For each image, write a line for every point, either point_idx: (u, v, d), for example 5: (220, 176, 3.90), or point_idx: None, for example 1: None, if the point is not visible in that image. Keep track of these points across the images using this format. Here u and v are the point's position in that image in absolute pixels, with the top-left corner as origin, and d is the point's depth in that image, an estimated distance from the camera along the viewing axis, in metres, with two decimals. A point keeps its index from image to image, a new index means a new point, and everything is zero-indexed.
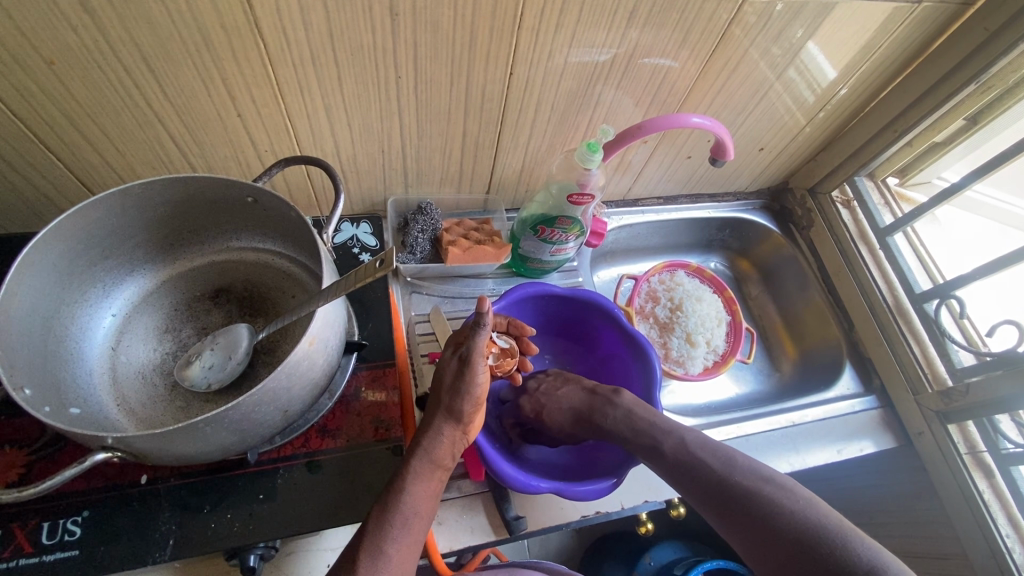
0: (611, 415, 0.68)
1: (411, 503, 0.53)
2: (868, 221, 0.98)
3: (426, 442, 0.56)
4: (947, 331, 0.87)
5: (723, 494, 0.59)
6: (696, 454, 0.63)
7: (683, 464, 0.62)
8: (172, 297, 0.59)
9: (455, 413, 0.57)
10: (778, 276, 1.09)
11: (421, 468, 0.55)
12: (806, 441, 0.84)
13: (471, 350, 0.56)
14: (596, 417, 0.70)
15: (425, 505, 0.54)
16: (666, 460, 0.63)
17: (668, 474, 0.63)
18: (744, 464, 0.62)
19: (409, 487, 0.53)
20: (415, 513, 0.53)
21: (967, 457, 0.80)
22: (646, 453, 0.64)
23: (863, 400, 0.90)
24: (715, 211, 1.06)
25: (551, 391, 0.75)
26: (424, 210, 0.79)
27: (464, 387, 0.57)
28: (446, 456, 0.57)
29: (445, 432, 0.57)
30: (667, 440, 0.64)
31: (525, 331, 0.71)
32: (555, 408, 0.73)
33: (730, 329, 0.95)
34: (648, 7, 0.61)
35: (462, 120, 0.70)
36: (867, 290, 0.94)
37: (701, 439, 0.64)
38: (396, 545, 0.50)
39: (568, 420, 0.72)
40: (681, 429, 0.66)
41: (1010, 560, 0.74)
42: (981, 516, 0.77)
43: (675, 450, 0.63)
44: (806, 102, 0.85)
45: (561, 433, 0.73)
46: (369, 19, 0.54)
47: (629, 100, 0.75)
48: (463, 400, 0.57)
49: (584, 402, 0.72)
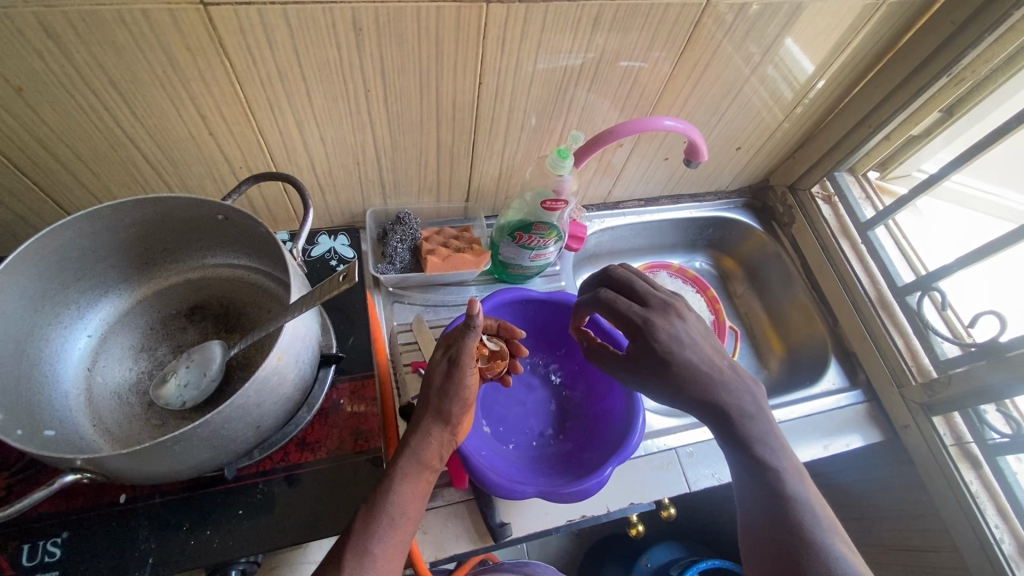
0: (738, 407, 0.59)
1: (398, 503, 0.52)
2: (850, 215, 0.98)
3: (414, 443, 0.56)
4: (931, 322, 0.87)
5: (784, 546, 0.54)
6: (793, 495, 0.56)
7: (773, 495, 0.56)
8: (148, 316, 0.59)
9: (444, 413, 0.57)
10: (763, 273, 1.10)
11: (409, 469, 0.54)
12: (792, 438, 0.84)
13: (460, 351, 0.57)
14: (720, 396, 0.59)
15: (414, 505, 0.53)
16: (760, 479, 0.57)
17: (746, 491, 0.58)
18: (834, 533, 0.54)
19: (397, 487, 0.53)
20: (403, 513, 0.52)
21: (953, 449, 0.80)
22: (745, 461, 0.58)
23: (849, 395, 0.90)
24: (697, 211, 1.06)
25: (681, 337, 0.60)
26: (402, 221, 0.79)
27: (453, 388, 0.57)
28: (435, 457, 0.57)
29: (434, 433, 0.57)
30: (773, 467, 0.57)
31: (515, 335, 0.70)
32: (681, 356, 0.59)
33: (714, 328, 0.94)
34: (613, 13, 0.62)
35: (435, 130, 0.70)
36: (849, 285, 0.94)
37: (804, 484, 0.58)
38: (382, 545, 0.50)
39: (699, 379, 0.59)
40: (792, 466, 0.59)
41: (999, 551, 0.74)
42: (968, 509, 0.77)
43: (772, 480, 0.57)
44: (781, 99, 0.85)
45: (680, 385, 0.59)
46: (333, 35, 0.54)
47: (603, 102, 0.75)
48: (451, 401, 0.57)
49: (723, 375, 0.60)
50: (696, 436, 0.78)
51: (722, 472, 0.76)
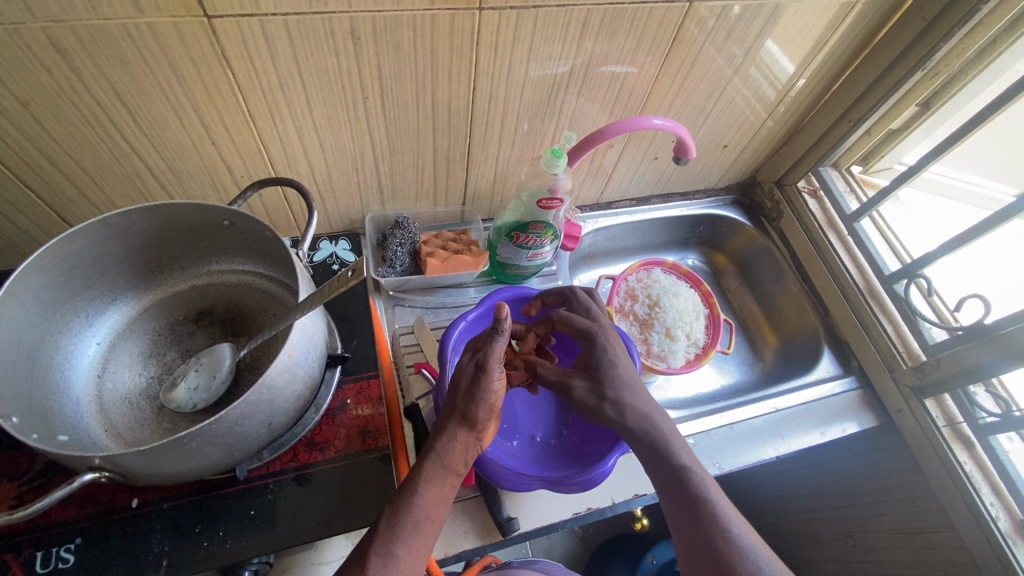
0: (659, 420, 0.63)
1: (422, 507, 0.52)
2: (835, 208, 1.01)
3: (439, 447, 0.55)
4: (918, 309, 0.89)
5: (716, 554, 0.55)
6: (715, 501, 0.58)
7: (697, 504, 0.58)
8: (156, 323, 0.60)
9: (470, 418, 0.56)
10: (754, 268, 1.12)
11: (433, 472, 0.54)
12: (790, 426, 0.86)
13: (487, 357, 0.55)
14: (648, 409, 0.64)
15: (437, 509, 0.53)
16: (683, 491, 0.59)
17: (673, 508, 0.59)
18: (753, 536, 0.57)
19: (421, 491, 0.53)
20: (427, 517, 0.52)
21: (946, 430, 0.82)
22: (670, 476, 0.60)
23: (843, 382, 0.92)
24: (688, 209, 1.09)
25: (617, 351, 0.67)
26: (402, 225, 0.81)
27: (480, 392, 0.56)
28: (459, 461, 0.56)
29: (459, 438, 0.56)
30: (694, 476, 0.59)
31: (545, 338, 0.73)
32: (614, 363, 0.66)
33: (710, 322, 0.96)
34: (600, 17, 0.64)
35: (431, 136, 0.72)
36: (838, 275, 0.97)
37: (720, 492, 0.60)
38: (406, 548, 0.50)
39: (628, 389, 0.65)
40: (707, 475, 0.61)
41: (996, 528, 0.76)
42: (964, 488, 0.79)
43: (695, 488, 0.59)
44: (765, 98, 0.88)
45: (601, 390, 0.65)
46: (333, 44, 0.56)
47: (593, 106, 0.78)
48: (478, 406, 0.56)
49: (644, 393, 0.65)
50: (693, 428, 0.83)
51: (721, 461, 0.81)
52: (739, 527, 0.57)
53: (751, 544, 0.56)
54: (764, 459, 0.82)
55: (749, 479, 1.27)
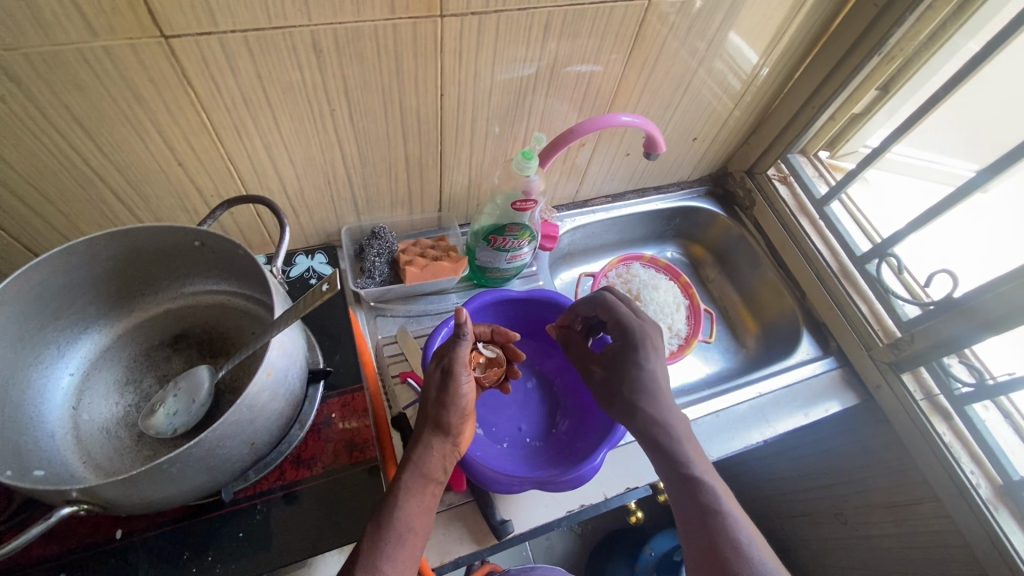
0: (675, 427, 0.63)
1: (405, 519, 0.52)
2: (806, 194, 1.03)
3: (416, 457, 0.56)
4: (890, 287, 0.91)
5: (726, 565, 0.54)
6: (727, 512, 0.57)
7: (707, 512, 0.57)
8: (131, 349, 0.59)
9: (444, 423, 0.57)
10: (731, 257, 1.14)
11: (412, 483, 0.54)
12: (774, 410, 0.87)
13: (453, 361, 0.58)
14: (666, 414, 0.63)
15: (421, 520, 0.53)
16: (694, 498, 0.59)
17: (683, 516, 0.59)
18: (764, 549, 0.56)
19: (402, 503, 0.52)
20: (411, 529, 0.52)
21: (924, 404, 0.84)
22: (681, 483, 0.60)
23: (823, 363, 0.94)
24: (663, 202, 1.10)
25: (652, 353, 0.66)
26: (378, 235, 0.80)
27: (450, 397, 0.57)
28: (438, 470, 0.56)
29: (435, 445, 0.56)
30: (707, 485, 0.59)
31: (509, 338, 0.73)
32: (640, 363, 0.66)
33: (691, 312, 0.98)
34: (561, 19, 0.65)
35: (402, 145, 0.72)
36: (812, 259, 0.99)
37: (734, 503, 0.59)
38: (392, 563, 0.49)
39: (647, 390, 0.64)
40: (721, 485, 0.61)
41: (977, 496, 0.78)
42: (944, 459, 0.81)
43: (705, 496, 0.58)
44: (730, 90, 0.90)
45: (616, 385, 0.67)
46: (295, 59, 0.56)
47: (562, 106, 0.79)
48: (450, 412, 0.57)
49: (665, 400, 0.64)
50: None
51: (710, 449, 0.82)
52: (750, 539, 0.56)
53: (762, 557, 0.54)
54: (750, 444, 0.84)
55: (740, 465, 1.29)
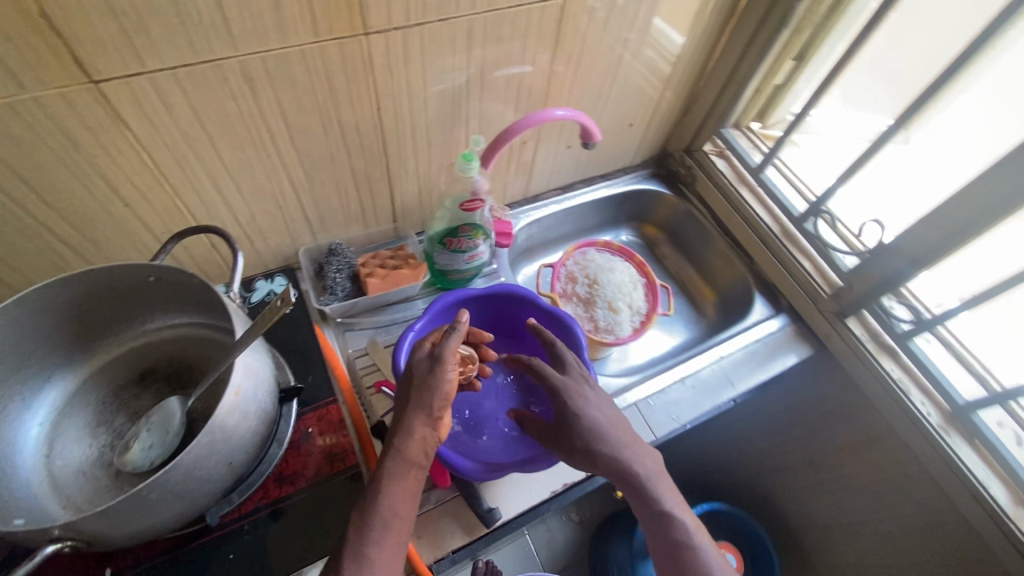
0: (639, 467, 0.65)
1: (388, 505, 0.53)
2: (743, 164, 1.09)
3: (398, 442, 0.56)
4: (829, 241, 0.98)
5: None
6: (698, 546, 0.61)
7: (680, 548, 0.61)
8: (98, 391, 0.60)
9: (426, 408, 0.58)
10: (682, 233, 1.19)
11: (395, 468, 0.55)
12: (736, 371, 0.92)
13: (442, 348, 0.59)
14: (623, 462, 0.65)
15: (405, 506, 0.54)
16: (667, 534, 0.62)
17: (659, 551, 0.63)
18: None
19: (386, 489, 0.54)
20: (395, 514, 0.53)
21: (872, 345, 0.90)
22: (654, 521, 0.63)
23: (777, 320, 0.99)
24: (611, 188, 1.14)
25: (587, 392, 0.69)
26: (336, 251, 0.82)
27: (436, 382, 0.58)
28: (420, 454, 0.57)
29: (417, 429, 0.57)
30: (677, 520, 0.63)
31: (483, 338, 0.78)
32: (581, 414, 0.66)
33: (648, 289, 1.01)
34: (483, 25, 0.68)
35: (348, 161, 0.74)
36: (755, 225, 1.05)
37: (704, 533, 0.64)
38: (377, 548, 0.51)
39: (598, 442, 0.65)
40: (692, 517, 0.64)
41: (928, 422, 0.84)
42: (895, 393, 0.87)
43: (677, 531, 0.62)
44: (657, 74, 0.95)
45: (570, 444, 0.66)
46: (228, 89, 0.58)
47: (498, 106, 0.82)
48: (434, 396, 0.58)
49: (615, 447, 0.65)
50: (650, 389, 0.88)
51: (681, 415, 0.87)
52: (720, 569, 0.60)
53: None
54: (718, 404, 0.88)
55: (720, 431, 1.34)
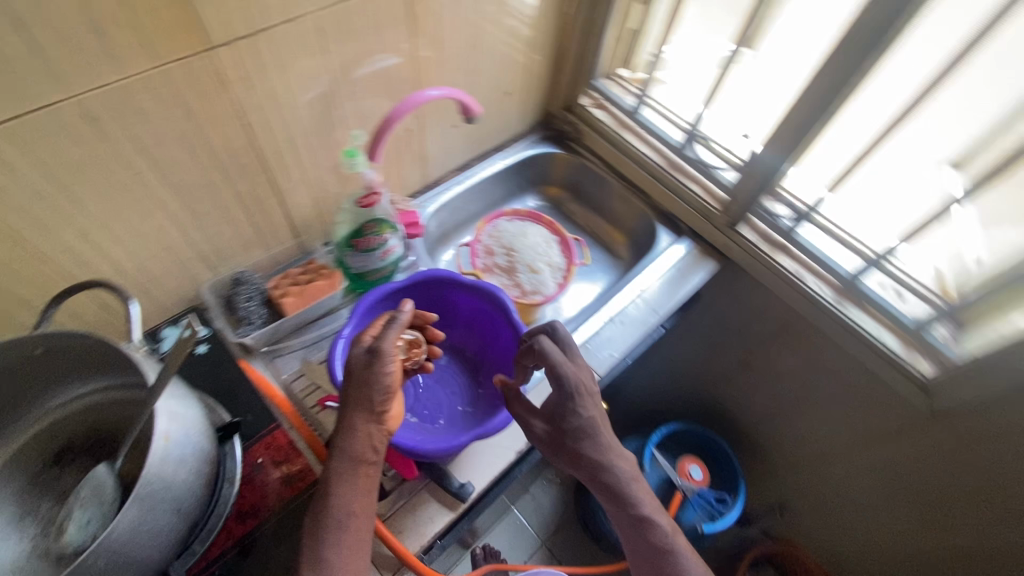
0: (624, 475, 0.69)
1: (340, 505, 0.56)
2: (621, 111, 1.16)
3: (342, 442, 0.57)
4: (709, 163, 1.06)
5: None
6: (673, 548, 0.69)
7: (656, 550, 0.69)
8: (11, 483, 0.55)
9: (368, 404, 0.58)
10: (583, 188, 1.23)
11: (342, 468, 0.56)
12: (657, 298, 0.99)
13: (381, 344, 0.59)
14: (611, 471, 0.68)
15: (359, 502, 0.57)
16: (644, 537, 0.69)
17: (632, 544, 0.71)
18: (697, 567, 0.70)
19: (336, 489, 0.56)
20: (349, 513, 0.56)
21: (764, 245, 1.00)
22: (634, 523, 0.69)
23: (682, 244, 1.07)
24: (508, 158, 1.17)
25: (591, 386, 0.67)
26: (242, 280, 0.79)
27: (375, 377, 0.58)
28: (368, 449, 0.58)
29: (360, 426, 0.58)
30: (654, 524, 0.70)
31: (429, 320, 0.75)
32: (578, 416, 0.66)
33: (563, 245, 1.05)
34: (334, 20, 0.67)
35: (230, 186, 0.72)
36: (645, 163, 1.12)
37: (676, 531, 0.72)
38: (334, 547, 0.54)
39: (590, 449, 0.67)
40: (666, 517, 0.72)
41: (824, 299, 0.95)
42: (794, 282, 0.98)
43: (654, 534, 0.69)
44: (520, 40, 0.97)
45: (561, 441, 0.67)
46: (72, 135, 0.54)
47: (372, 99, 0.81)
48: (374, 391, 0.58)
49: (607, 454, 0.68)
50: (585, 334, 0.93)
51: (617, 348, 0.93)
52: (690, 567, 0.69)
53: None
54: (648, 330, 0.95)
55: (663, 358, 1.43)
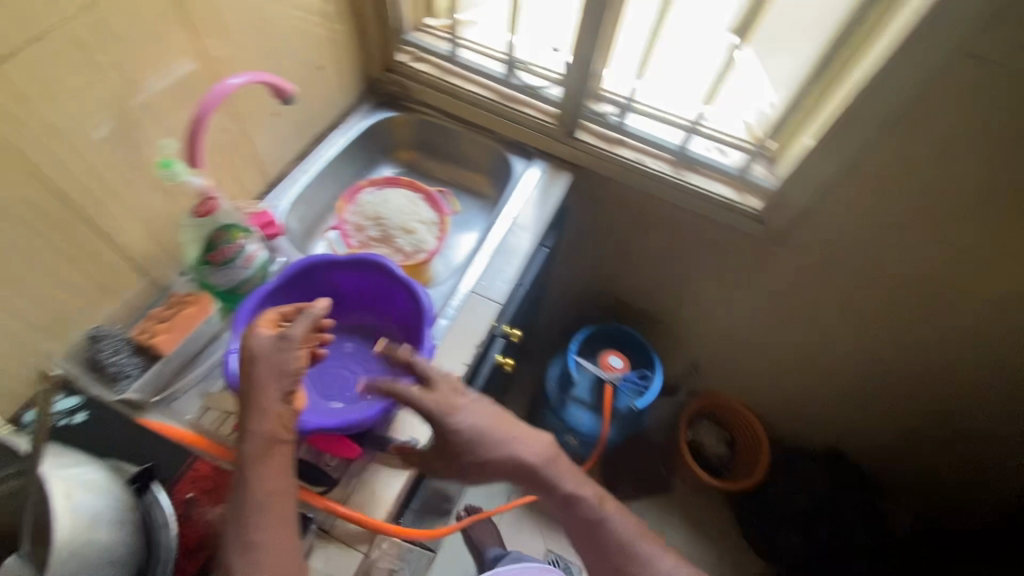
0: (537, 472, 0.74)
1: (258, 487, 0.56)
2: (439, 58, 1.17)
3: (252, 426, 0.57)
4: (533, 85, 1.12)
5: (611, 562, 0.75)
6: (607, 520, 0.76)
7: (593, 528, 0.75)
8: None
9: (276, 387, 0.59)
10: (430, 143, 1.23)
11: (255, 452, 0.57)
12: (529, 220, 1.05)
13: (290, 330, 0.61)
14: (524, 469, 0.73)
15: (278, 484, 0.57)
16: (577, 519, 0.76)
17: (573, 530, 0.77)
18: (635, 531, 0.77)
19: (250, 472, 0.56)
20: (268, 495, 0.56)
21: (604, 144, 1.09)
22: (564, 507, 0.76)
23: (536, 167, 1.13)
24: (347, 133, 1.13)
25: (465, 406, 0.71)
26: (100, 336, 0.72)
27: (284, 361, 0.60)
28: (281, 431, 0.59)
29: (269, 409, 0.58)
30: (584, 504, 0.76)
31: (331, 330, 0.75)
32: (465, 441, 0.70)
33: (429, 201, 1.05)
34: (90, 28, 0.61)
35: (42, 242, 0.64)
36: (478, 101, 1.15)
37: (608, 503, 0.78)
38: (257, 531, 0.55)
39: (493, 462, 0.71)
40: (596, 491, 0.78)
41: (665, 175, 1.07)
42: (639, 168, 1.09)
43: (587, 514, 0.76)
44: (310, 10, 0.94)
45: (458, 468, 0.71)
46: None
47: (172, 107, 0.75)
48: (282, 374, 0.59)
49: (512, 459, 0.72)
50: (478, 272, 0.96)
51: (511, 275, 0.96)
52: (625, 533, 0.76)
53: (635, 543, 0.76)
54: (530, 250, 1.01)
55: (560, 278, 1.53)
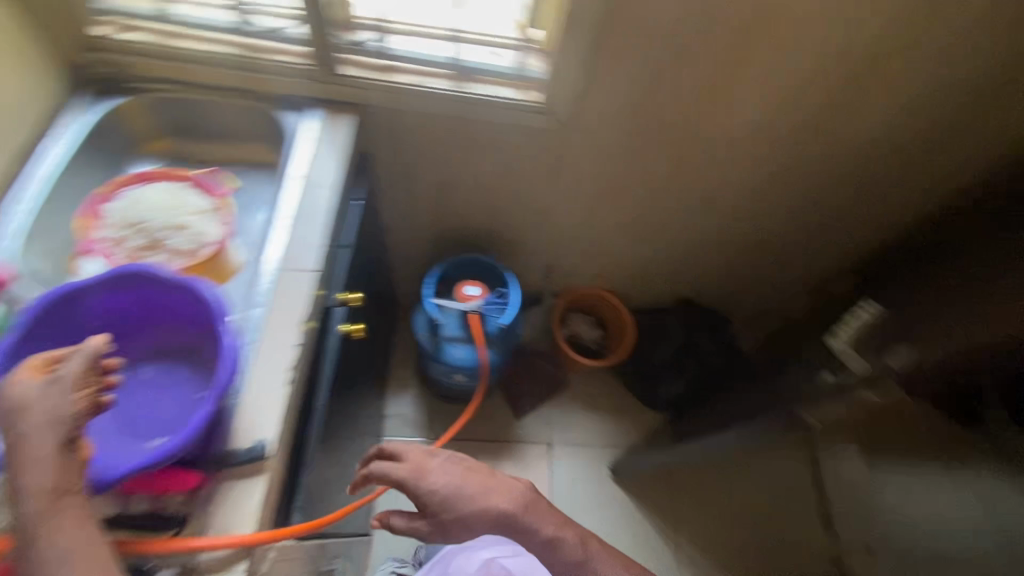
0: (516, 523, 0.83)
1: (47, 547, 0.51)
2: (153, 22, 1.00)
3: (27, 483, 0.52)
4: (274, 28, 1.01)
5: None
6: (586, 556, 0.87)
7: (571, 564, 0.86)
8: None
9: (47, 437, 0.54)
10: (183, 124, 1.06)
11: (34, 510, 0.52)
12: (320, 175, 0.95)
13: (57, 373, 0.56)
14: (502, 521, 0.82)
15: (71, 539, 0.52)
16: (556, 557, 0.86)
17: (555, 564, 0.87)
18: (610, 559, 0.88)
19: (35, 531, 0.52)
20: (62, 552, 0.52)
21: (376, 74, 1.02)
22: (542, 547, 0.85)
23: (313, 118, 1.02)
24: (66, 136, 0.93)
25: (433, 465, 0.82)
26: None
27: (49, 407, 0.54)
28: (64, 481, 0.54)
29: (43, 463, 0.53)
30: (561, 543, 0.86)
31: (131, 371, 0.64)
32: (439, 498, 0.79)
33: (197, 184, 0.93)
34: None
35: None
36: (218, 61, 1.00)
37: (592, 541, 0.89)
38: None
39: (472, 515, 0.79)
40: (578, 532, 0.88)
41: (447, 90, 1.04)
42: (421, 89, 1.04)
43: (563, 552, 0.86)
44: None
45: (439, 525, 0.79)
46: None
47: None
48: (52, 423, 0.54)
49: (490, 513, 0.81)
50: (276, 246, 0.87)
51: (317, 237, 0.89)
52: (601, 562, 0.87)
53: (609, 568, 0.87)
54: (331, 206, 0.93)
55: (394, 230, 1.47)
